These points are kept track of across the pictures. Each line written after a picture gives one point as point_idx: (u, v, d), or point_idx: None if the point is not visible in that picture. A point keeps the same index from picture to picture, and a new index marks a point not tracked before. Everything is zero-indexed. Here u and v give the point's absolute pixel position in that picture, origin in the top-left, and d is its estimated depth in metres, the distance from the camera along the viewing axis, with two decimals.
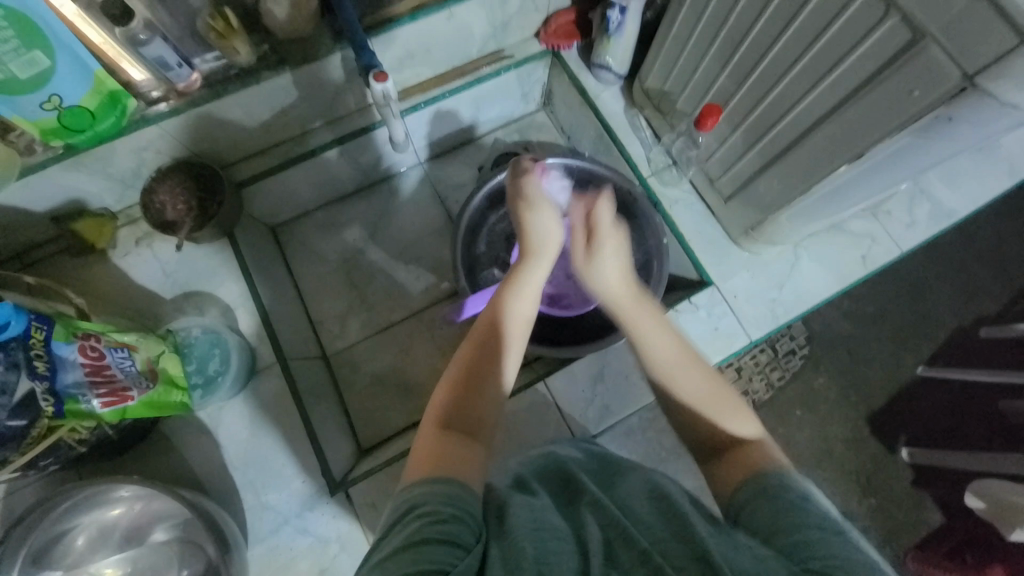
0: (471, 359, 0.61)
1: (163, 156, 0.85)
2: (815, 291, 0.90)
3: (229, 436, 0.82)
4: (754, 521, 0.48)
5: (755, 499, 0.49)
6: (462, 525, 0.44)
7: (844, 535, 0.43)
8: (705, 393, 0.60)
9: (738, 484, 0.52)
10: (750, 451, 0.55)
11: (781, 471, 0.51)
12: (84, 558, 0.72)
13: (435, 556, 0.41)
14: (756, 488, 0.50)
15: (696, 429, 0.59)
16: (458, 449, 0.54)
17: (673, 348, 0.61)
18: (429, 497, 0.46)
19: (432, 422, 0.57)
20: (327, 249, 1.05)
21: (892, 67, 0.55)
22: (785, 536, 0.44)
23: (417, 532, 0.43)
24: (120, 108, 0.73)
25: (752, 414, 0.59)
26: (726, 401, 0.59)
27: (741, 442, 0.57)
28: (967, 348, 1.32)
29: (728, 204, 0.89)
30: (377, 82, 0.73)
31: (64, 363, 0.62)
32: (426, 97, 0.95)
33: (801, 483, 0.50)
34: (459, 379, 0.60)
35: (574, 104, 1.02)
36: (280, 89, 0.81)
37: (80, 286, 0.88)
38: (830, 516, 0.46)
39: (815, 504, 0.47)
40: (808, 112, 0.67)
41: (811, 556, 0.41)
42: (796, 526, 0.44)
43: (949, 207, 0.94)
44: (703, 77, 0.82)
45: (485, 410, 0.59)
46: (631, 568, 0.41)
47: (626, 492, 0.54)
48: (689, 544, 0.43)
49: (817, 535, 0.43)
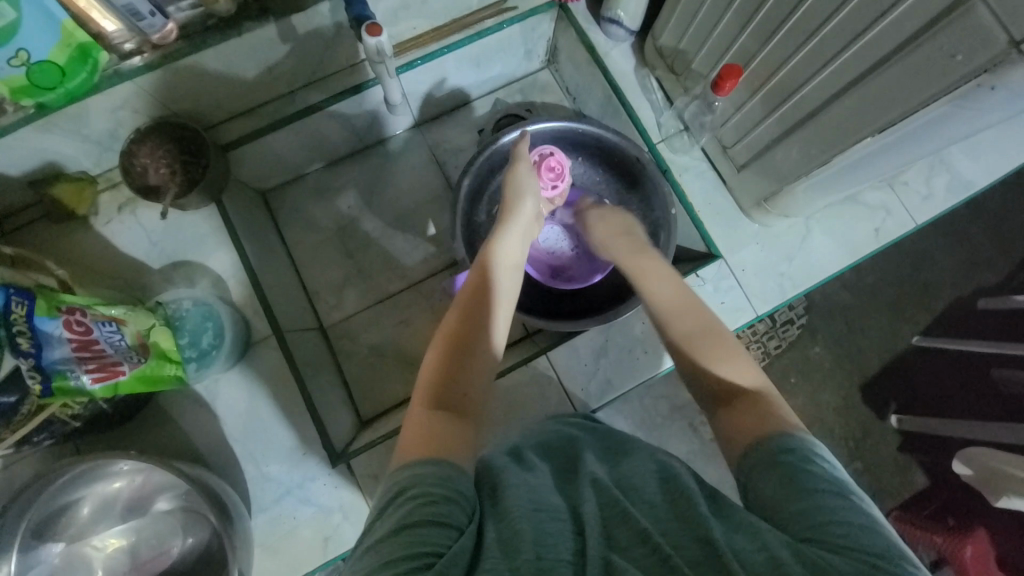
0: (460, 334, 0.60)
1: (142, 115, 0.79)
2: (825, 264, 0.88)
3: (227, 408, 0.81)
4: (759, 491, 0.47)
5: (758, 465, 0.48)
6: (456, 506, 0.44)
7: (848, 500, 0.43)
8: (708, 334, 0.63)
9: (743, 432, 0.52)
10: (748, 394, 0.56)
11: (785, 424, 0.51)
12: (87, 528, 0.73)
13: (428, 539, 0.40)
14: (758, 453, 0.49)
15: (706, 381, 0.59)
16: (450, 430, 0.52)
17: (675, 298, 0.68)
18: (420, 480, 0.45)
19: (421, 404, 0.55)
20: (320, 216, 1.01)
21: (934, 28, 0.50)
22: (788, 506, 0.43)
23: (410, 514, 0.42)
24: (91, 63, 0.67)
25: (753, 363, 0.59)
26: (726, 350, 0.61)
27: (743, 385, 0.57)
28: (967, 319, 1.32)
29: (741, 173, 0.85)
30: (369, 36, 0.67)
31: (49, 339, 0.60)
32: (423, 52, 0.88)
33: (806, 440, 0.48)
34: (449, 356, 0.58)
35: (580, 63, 0.96)
36: (264, 42, 0.74)
37: (63, 253, 0.85)
38: (831, 475, 0.45)
39: (819, 466, 0.46)
40: (836, 76, 0.62)
41: (814, 526, 0.41)
42: (800, 493, 0.44)
43: (967, 178, 0.91)
44: (722, 35, 0.76)
45: (476, 380, 0.58)
46: (629, 547, 0.40)
47: (628, 467, 0.52)
48: (686, 524, 0.42)
49: (820, 503, 0.42)
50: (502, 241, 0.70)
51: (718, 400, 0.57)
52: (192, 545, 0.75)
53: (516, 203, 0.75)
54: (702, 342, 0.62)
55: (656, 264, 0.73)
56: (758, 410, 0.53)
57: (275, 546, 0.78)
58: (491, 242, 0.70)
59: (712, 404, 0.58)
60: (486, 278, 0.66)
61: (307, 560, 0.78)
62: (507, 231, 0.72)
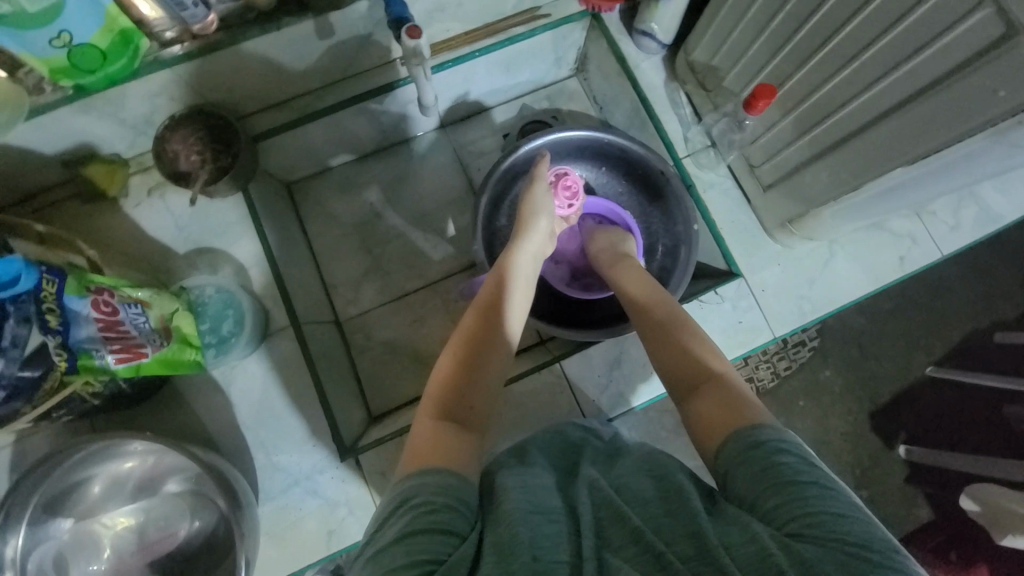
0: (471, 343, 0.60)
1: (177, 103, 0.80)
2: (845, 291, 0.87)
3: (241, 395, 0.82)
4: (736, 488, 0.46)
5: (734, 461, 0.47)
6: (458, 514, 0.44)
7: (825, 488, 0.42)
8: (681, 330, 0.64)
9: (720, 427, 0.52)
10: (724, 387, 0.56)
11: (760, 418, 0.51)
12: (98, 505, 0.74)
13: (429, 547, 0.40)
14: (733, 449, 0.48)
15: (681, 372, 0.60)
16: (455, 440, 0.52)
17: (651, 298, 0.70)
18: (422, 488, 0.46)
19: (429, 414, 0.55)
20: (342, 211, 1.02)
21: (977, 62, 0.49)
22: (764, 502, 0.43)
23: (412, 523, 0.42)
24: (132, 48, 0.69)
25: (721, 355, 0.60)
26: (700, 346, 0.61)
27: (714, 376, 0.57)
28: (985, 353, 1.30)
29: (767, 193, 0.85)
30: (409, 37, 0.68)
31: (77, 317, 0.61)
32: (455, 55, 0.88)
33: (780, 431, 0.48)
34: (457, 366, 0.58)
35: (610, 73, 0.96)
36: (301, 37, 0.75)
37: (91, 233, 0.86)
38: (806, 463, 0.45)
39: (791, 455, 0.45)
40: (872, 103, 0.62)
41: (792, 516, 0.41)
42: (775, 485, 0.43)
43: (996, 211, 0.90)
44: (756, 54, 0.76)
45: (483, 392, 0.58)
46: (622, 546, 0.41)
47: (621, 470, 0.52)
48: (676, 519, 0.43)
49: (796, 494, 0.42)
50: (517, 257, 0.69)
51: (695, 395, 0.56)
52: (199, 529, 0.76)
53: (531, 218, 0.74)
54: (676, 338, 0.63)
55: (636, 271, 0.76)
56: (733, 402, 0.53)
57: (280, 535, 0.79)
58: (506, 256, 0.70)
59: (688, 400, 0.57)
60: (499, 287, 0.66)
61: (311, 552, 0.78)
62: (523, 246, 0.70)
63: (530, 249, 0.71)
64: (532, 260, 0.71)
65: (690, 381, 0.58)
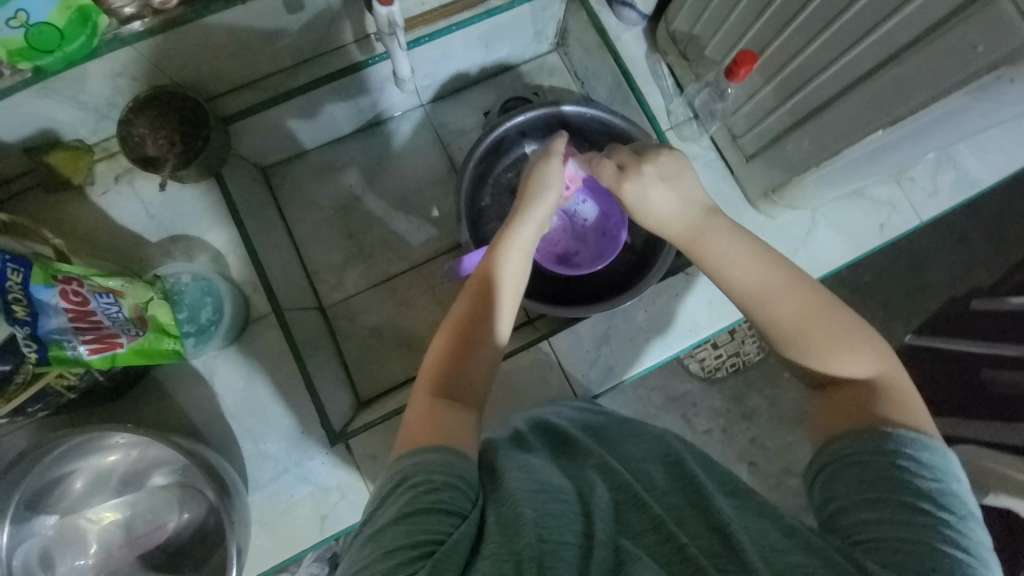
0: (466, 320, 0.57)
1: (139, 83, 0.77)
2: (829, 258, 0.88)
3: (224, 385, 0.80)
4: (833, 488, 0.48)
5: (841, 461, 0.49)
6: (459, 492, 0.44)
7: (938, 518, 0.43)
8: (811, 322, 0.55)
9: (837, 433, 0.51)
10: (862, 392, 0.52)
11: (898, 428, 0.48)
12: (82, 501, 0.72)
13: (429, 527, 0.40)
14: (844, 450, 0.49)
15: (805, 372, 0.56)
16: (450, 418, 0.51)
17: (757, 279, 0.58)
18: (421, 467, 0.45)
19: (425, 389, 0.54)
20: (322, 195, 0.99)
21: (956, 17, 0.49)
22: (857, 513, 0.45)
23: (411, 503, 0.42)
24: (90, 26, 0.64)
25: (874, 350, 0.54)
26: (838, 333, 0.55)
27: (856, 380, 0.53)
28: (961, 319, 1.33)
29: (749, 162, 0.85)
30: (380, 5, 0.65)
31: (46, 308, 0.59)
32: (431, 29, 0.85)
33: (916, 446, 0.47)
34: (454, 346, 0.56)
35: (590, 47, 0.94)
36: (268, 11, 0.72)
37: (59, 224, 0.83)
38: (924, 490, 0.44)
39: (919, 478, 0.45)
40: (853, 66, 0.61)
41: (879, 535, 0.43)
42: (883, 501, 0.44)
43: (973, 175, 0.91)
44: (737, 21, 0.75)
45: (482, 368, 0.56)
46: (641, 533, 0.42)
47: (630, 454, 0.54)
48: (701, 513, 0.44)
49: (902, 516, 0.43)
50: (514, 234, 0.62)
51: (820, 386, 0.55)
52: (188, 521, 0.75)
53: (531, 191, 0.66)
54: (802, 331, 0.55)
55: (725, 237, 0.60)
56: (871, 421, 0.49)
57: (272, 524, 0.78)
58: (503, 234, 0.63)
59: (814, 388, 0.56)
60: (494, 260, 0.61)
61: (304, 538, 0.78)
62: (521, 224, 0.63)
63: (532, 225, 0.64)
64: (530, 238, 0.63)
65: (816, 377, 0.55)
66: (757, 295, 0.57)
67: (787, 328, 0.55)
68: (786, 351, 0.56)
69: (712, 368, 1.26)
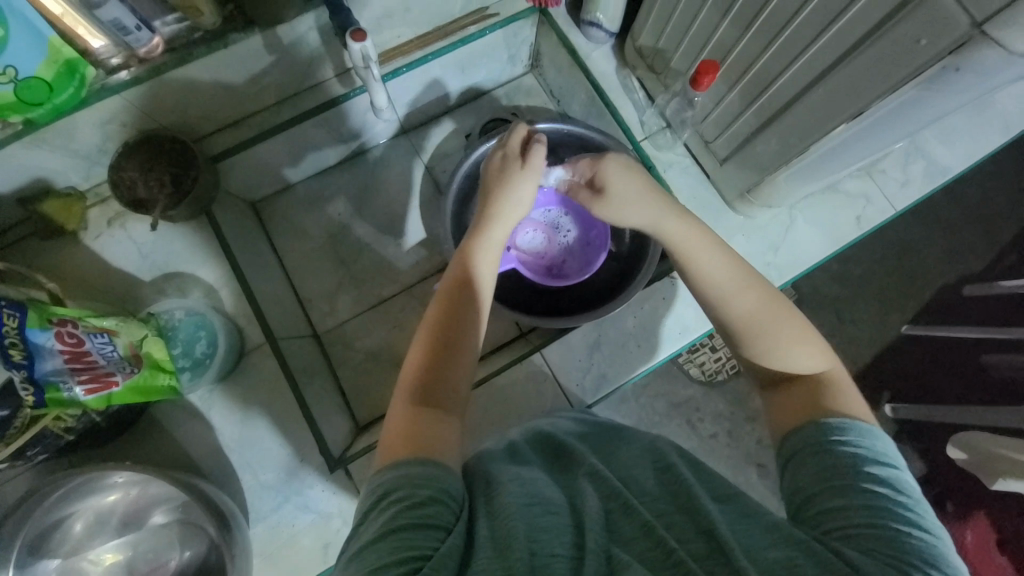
0: (443, 324, 0.58)
1: (128, 129, 0.80)
2: (810, 252, 0.89)
3: (220, 418, 0.81)
4: (800, 479, 0.49)
5: (801, 451, 0.50)
6: (444, 506, 0.44)
7: (899, 502, 0.44)
8: (764, 313, 0.59)
9: (792, 428, 0.53)
10: (811, 388, 0.55)
11: (848, 417, 0.51)
12: (82, 544, 0.72)
13: (415, 543, 0.40)
14: (802, 441, 0.51)
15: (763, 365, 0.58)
16: (433, 425, 0.52)
17: (717, 273, 0.60)
18: (404, 480, 0.45)
19: (404, 397, 0.55)
20: (311, 225, 1.02)
21: (898, 15, 0.51)
22: (826, 501, 0.46)
23: (394, 519, 0.42)
24: (78, 77, 0.67)
25: (825, 347, 0.58)
26: (790, 327, 0.58)
27: (812, 375, 0.56)
28: (955, 306, 1.34)
29: (723, 166, 0.87)
30: (354, 41, 0.68)
31: (41, 350, 0.60)
32: (407, 60, 0.89)
33: (862, 432, 0.49)
34: (431, 351, 0.57)
35: (563, 66, 0.97)
36: (250, 53, 0.75)
37: (52, 269, 0.85)
38: (882, 475, 0.46)
39: (872, 464, 0.47)
40: (807, 68, 0.64)
41: (846, 522, 0.44)
42: (845, 488, 0.46)
43: (943, 164, 0.93)
44: (698, 32, 0.78)
45: (460, 371, 0.57)
46: (634, 541, 0.42)
47: (623, 461, 0.55)
48: (690, 516, 0.44)
49: (863, 502, 0.44)
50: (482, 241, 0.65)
51: (774, 383, 0.58)
52: (191, 557, 0.74)
53: (495, 199, 0.68)
54: (761, 319, 0.58)
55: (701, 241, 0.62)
56: (821, 412, 0.52)
57: (275, 555, 0.77)
58: (472, 239, 0.66)
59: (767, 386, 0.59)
60: (467, 266, 0.63)
61: (307, 568, 0.77)
62: (489, 231, 0.66)
63: (501, 229, 0.67)
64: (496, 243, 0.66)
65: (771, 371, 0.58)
66: (717, 286, 0.60)
67: (755, 316, 0.58)
68: (743, 344, 0.59)
69: (713, 371, 1.26)
